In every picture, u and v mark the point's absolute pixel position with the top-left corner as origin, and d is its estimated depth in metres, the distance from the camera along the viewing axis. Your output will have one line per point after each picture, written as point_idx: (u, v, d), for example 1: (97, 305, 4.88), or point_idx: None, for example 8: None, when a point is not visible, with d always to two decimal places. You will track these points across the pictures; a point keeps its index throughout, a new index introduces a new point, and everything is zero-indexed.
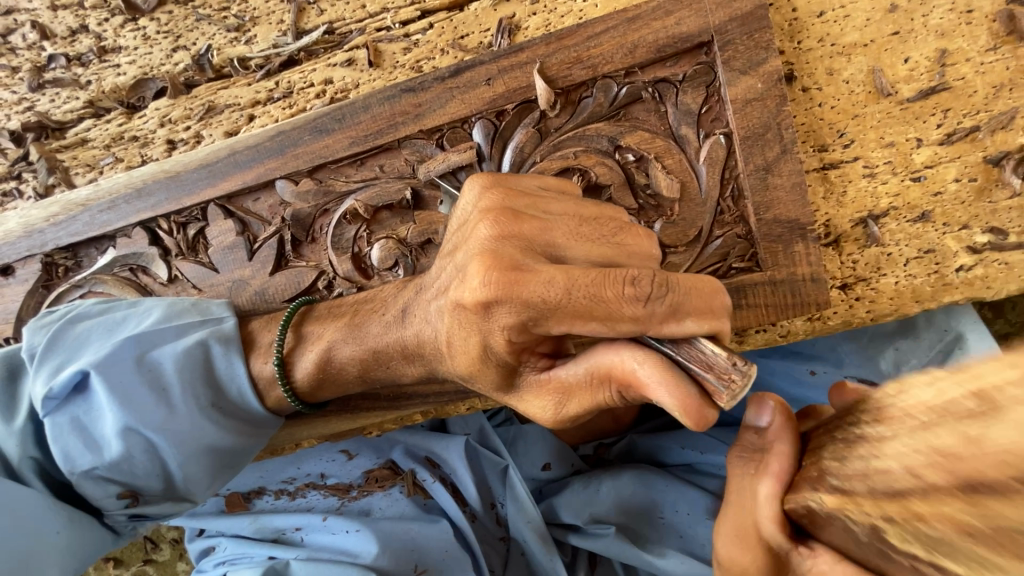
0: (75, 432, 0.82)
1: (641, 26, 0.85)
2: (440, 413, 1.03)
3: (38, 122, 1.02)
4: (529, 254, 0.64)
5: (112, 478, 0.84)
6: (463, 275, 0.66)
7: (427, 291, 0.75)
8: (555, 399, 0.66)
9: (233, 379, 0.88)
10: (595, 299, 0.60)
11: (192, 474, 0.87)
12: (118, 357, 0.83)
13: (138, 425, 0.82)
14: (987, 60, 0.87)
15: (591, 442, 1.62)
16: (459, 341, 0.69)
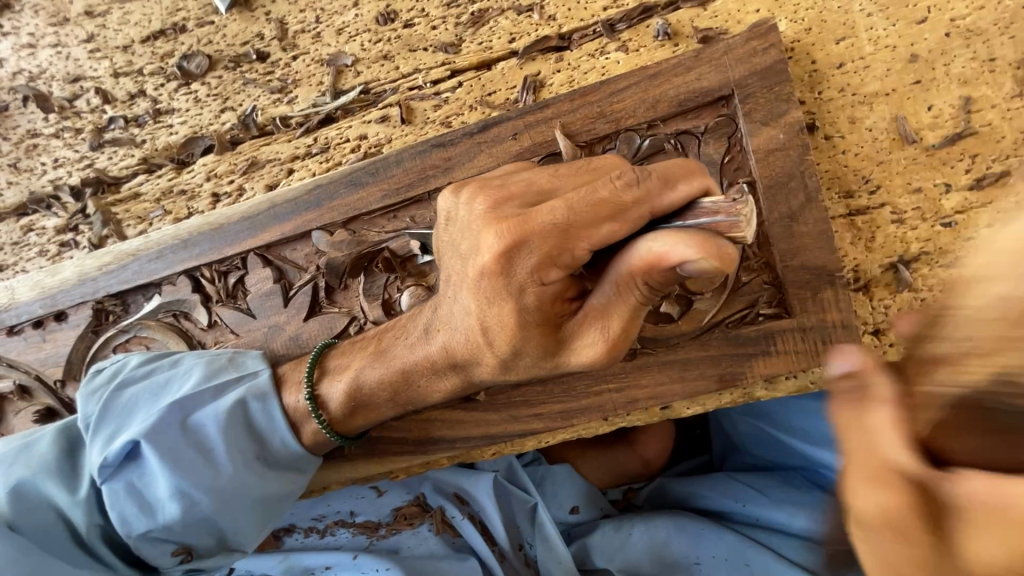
0: (132, 497, 0.86)
1: (663, 82, 0.88)
2: (466, 459, 1.03)
3: (96, 178, 1.10)
4: (524, 205, 0.69)
5: (168, 539, 0.88)
6: (476, 247, 0.68)
7: (448, 298, 0.77)
8: (598, 321, 0.67)
9: (274, 431, 0.91)
10: (595, 201, 0.64)
11: (240, 528, 0.90)
12: (165, 422, 0.87)
13: (189, 486, 0.85)
14: (1014, 106, 0.87)
15: (620, 486, 1.58)
16: (493, 315, 0.69)
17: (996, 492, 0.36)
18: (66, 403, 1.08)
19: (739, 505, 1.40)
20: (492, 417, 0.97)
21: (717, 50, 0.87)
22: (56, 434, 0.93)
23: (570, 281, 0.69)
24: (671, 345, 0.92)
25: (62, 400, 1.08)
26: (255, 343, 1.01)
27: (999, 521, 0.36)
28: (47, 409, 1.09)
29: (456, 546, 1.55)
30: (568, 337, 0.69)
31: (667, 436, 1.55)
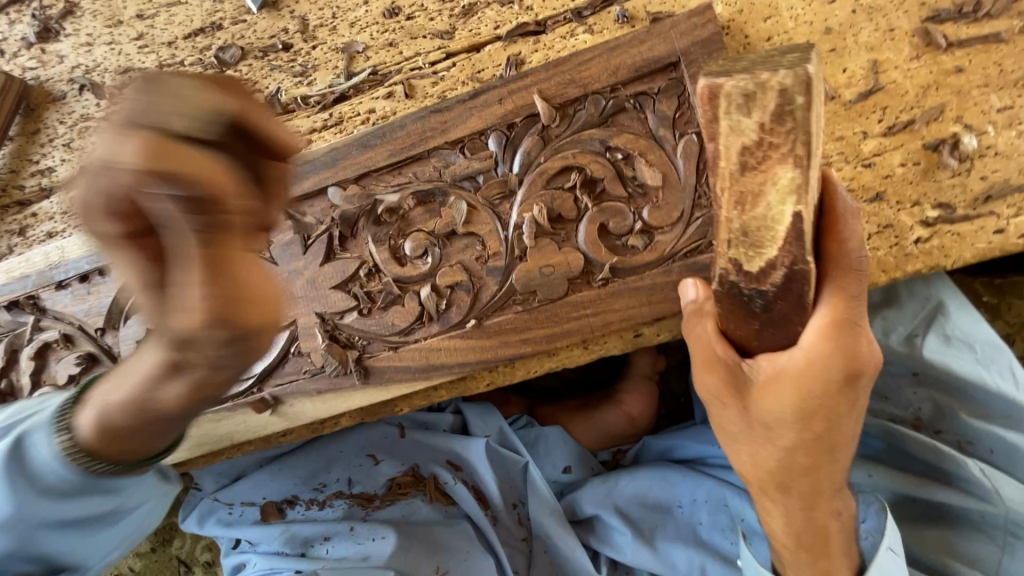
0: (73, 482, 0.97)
1: (622, 53, 1.06)
2: (464, 387, 1.17)
3: None
4: (160, 149, 0.57)
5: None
6: (95, 200, 0.59)
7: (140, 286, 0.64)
8: (185, 308, 0.60)
9: (38, 462, 0.95)
10: (197, 163, 0.58)
11: (52, 542, 1.02)
12: None
13: None
14: (913, 67, 1.05)
15: (609, 448, 1.69)
16: (187, 307, 0.59)
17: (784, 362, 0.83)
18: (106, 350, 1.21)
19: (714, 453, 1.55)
20: (485, 344, 1.10)
21: (666, 25, 1.05)
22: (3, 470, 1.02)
23: (151, 260, 0.63)
24: (637, 273, 1.07)
25: (102, 347, 1.21)
26: (278, 287, 1.16)
27: (822, 362, 0.81)
28: (87, 355, 1.21)
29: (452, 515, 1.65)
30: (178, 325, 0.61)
31: (651, 397, 1.65)
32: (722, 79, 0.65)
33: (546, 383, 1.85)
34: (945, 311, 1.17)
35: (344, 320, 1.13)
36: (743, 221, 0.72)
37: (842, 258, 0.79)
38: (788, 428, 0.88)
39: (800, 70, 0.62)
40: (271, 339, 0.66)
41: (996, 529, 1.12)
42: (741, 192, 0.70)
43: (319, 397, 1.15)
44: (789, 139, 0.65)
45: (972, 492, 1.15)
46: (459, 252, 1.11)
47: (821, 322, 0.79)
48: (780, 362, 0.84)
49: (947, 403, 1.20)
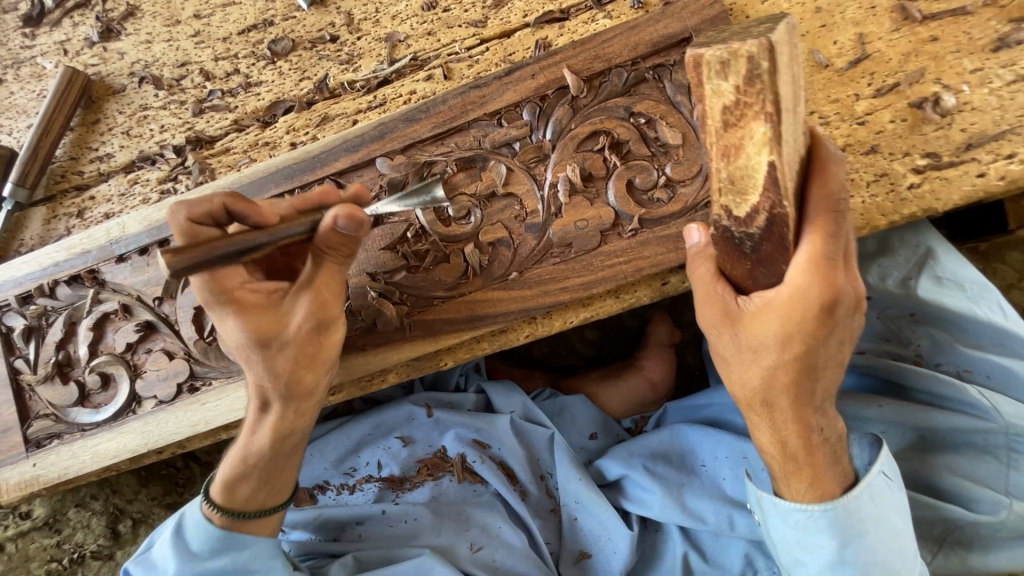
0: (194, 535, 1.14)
1: (641, 31, 1.20)
2: (505, 339, 1.25)
3: (195, 137, 1.36)
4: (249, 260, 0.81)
5: None
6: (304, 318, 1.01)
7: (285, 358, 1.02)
8: (274, 373, 1.03)
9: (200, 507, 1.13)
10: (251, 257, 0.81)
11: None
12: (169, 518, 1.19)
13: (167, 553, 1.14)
14: (894, 37, 1.20)
15: (632, 416, 1.78)
16: (309, 357, 1.04)
17: (779, 296, 0.92)
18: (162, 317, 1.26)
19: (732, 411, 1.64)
20: (526, 294, 1.19)
21: (678, 6, 1.19)
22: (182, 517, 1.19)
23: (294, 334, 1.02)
24: (663, 223, 1.18)
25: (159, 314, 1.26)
26: None
27: (802, 295, 0.90)
28: (144, 323, 1.26)
29: (478, 492, 1.65)
30: (275, 395, 1.05)
31: (670, 364, 1.77)
32: (702, 49, 0.75)
33: (567, 361, 1.94)
34: (936, 257, 1.30)
35: (392, 279, 1.21)
36: (729, 170, 0.82)
37: (822, 201, 0.90)
38: (770, 349, 0.96)
39: (763, 39, 0.73)
40: (335, 306, 1.01)
41: (1000, 447, 1.27)
42: (725, 145, 0.81)
43: (367, 352, 1.22)
44: (760, 98, 0.75)
45: (977, 414, 1.28)
46: (499, 212, 1.21)
47: (802, 264, 0.88)
48: (767, 296, 0.94)
49: (943, 337, 1.34)
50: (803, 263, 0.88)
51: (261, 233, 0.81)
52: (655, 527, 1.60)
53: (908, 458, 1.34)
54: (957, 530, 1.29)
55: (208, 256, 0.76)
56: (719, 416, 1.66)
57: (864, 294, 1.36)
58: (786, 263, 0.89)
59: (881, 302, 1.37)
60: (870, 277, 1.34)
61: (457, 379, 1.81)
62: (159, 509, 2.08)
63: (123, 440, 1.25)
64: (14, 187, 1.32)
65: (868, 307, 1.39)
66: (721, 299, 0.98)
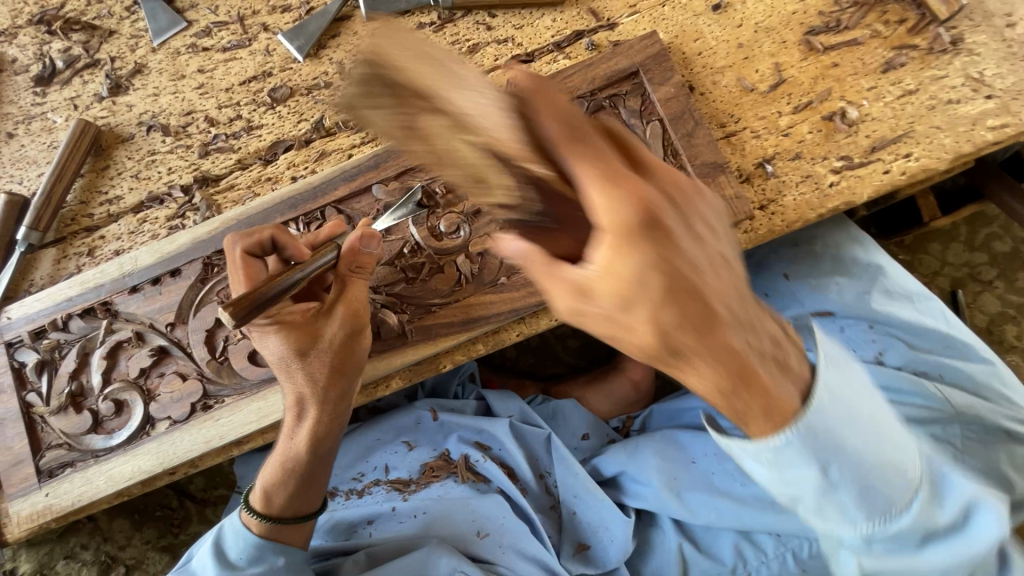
0: (232, 543, 1.26)
1: (596, 67, 1.41)
2: (496, 339, 1.37)
3: (201, 176, 1.49)
4: (288, 285, 0.99)
5: None
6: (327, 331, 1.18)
7: (303, 366, 1.18)
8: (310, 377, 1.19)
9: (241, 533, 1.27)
10: (283, 287, 0.98)
11: None
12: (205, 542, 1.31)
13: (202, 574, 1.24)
14: (803, 65, 1.44)
15: (619, 416, 1.92)
16: (334, 368, 1.19)
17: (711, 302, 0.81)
18: (175, 341, 1.35)
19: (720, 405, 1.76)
20: (513, 295, 1.33)
21: (625, 47, 1.41)
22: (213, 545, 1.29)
23: (323, 350, 1.17)
24: None
25: (172, 339, 1.35)
26: None
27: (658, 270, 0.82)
28: (158, 348, 1.35)
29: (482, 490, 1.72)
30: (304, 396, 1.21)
31: (649, 365, 1.93)
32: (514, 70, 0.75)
33: (553, 370, 2.08)
34: (884, 272, 1.55)
35: (391, 289, 1.33)
36: None
37: (593, 170, 0.77)
38: None
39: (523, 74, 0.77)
40: (363, 314, 1.19)
41: (956, 436, 1.40)
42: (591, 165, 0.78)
43: (372, 359, 1.32)
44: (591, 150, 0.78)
45: (930, 404, 1.42)
46: (485, 225, 1.36)
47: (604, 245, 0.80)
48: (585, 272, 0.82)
49: (901, 342, 1.52)
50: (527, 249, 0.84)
51: (297, 270, 1.02)
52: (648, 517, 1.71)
53: None
54: None
55: (262, 298, 0.93)
56: (697, 419, 1.79)
57: (829, 308, 1.55)
58: (624, 206, 0.78)
59: (845, 317, 1.55)
60: (830, 292, 1.56)
61: (455, 388, 1.92)
62: (153, 553, 2.05)
63: (137, 462, 1.31)
64: (28, 230, 1.42)
65: (832, 320, 1.56)
66: (586, 297, 0.84)
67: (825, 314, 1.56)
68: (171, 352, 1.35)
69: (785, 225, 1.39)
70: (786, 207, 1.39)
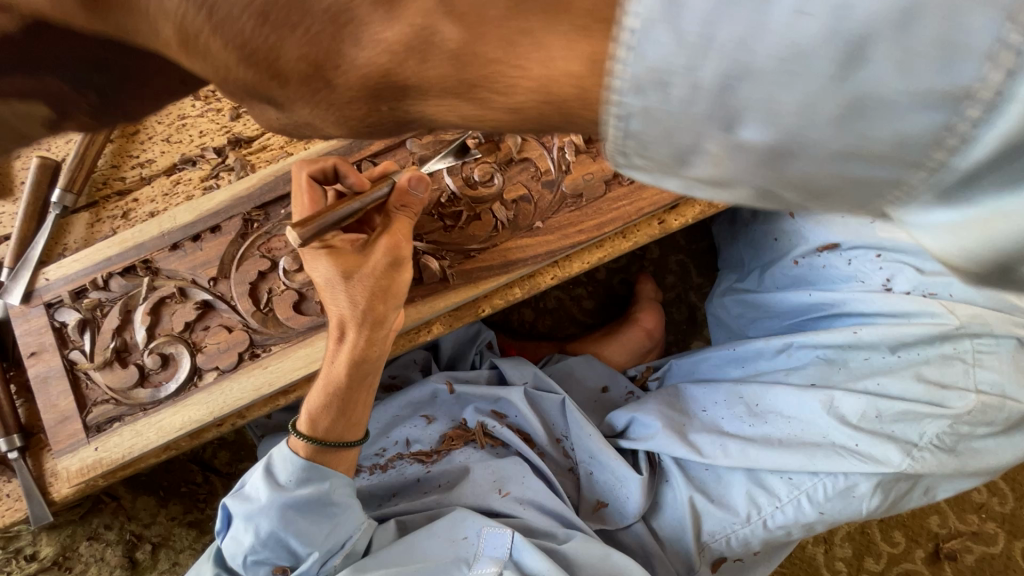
0: (286, 467, 1.39)
1: None
2: (532, 283, 1.45)
3: (233, 138, 1.52)
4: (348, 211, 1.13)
5: (262, 548, 1.38)
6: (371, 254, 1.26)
7: (345, 287, 1.26)
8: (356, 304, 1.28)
9: (289, 466, 1.40)
10: (345, 213, 1.11)
11: (289, 528, 1.38)
12: (256, 474, 1.44)
13: (257, 504, 1.38)
14: None
15: (638, 366, 2.05)
16: (376, 292, 1.26)
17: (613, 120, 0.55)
18: (219, 296, 1.39)
19: (735, 351, 1.90)
20: (549, 238, 1.40)
21: None
22: (263, 469, 1.42)
23: (366, 270, 1.25)
24: None
25: (215, 293, 1.38)
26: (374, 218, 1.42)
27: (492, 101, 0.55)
28: (202, 302, 1.38)
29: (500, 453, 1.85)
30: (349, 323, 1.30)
31: (660, 315, 2.04)
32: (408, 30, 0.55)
33: (569, 330, 2.16)
34: None
35: (430, 236, 1.39)
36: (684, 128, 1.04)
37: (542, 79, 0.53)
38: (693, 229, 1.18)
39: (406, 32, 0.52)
40: (406, 247, 1.29)
41: (966, 351, 1.57)
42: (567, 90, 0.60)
43: (417, 304, 1.38)
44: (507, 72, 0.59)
45: (937, 320, 1.59)
46: (518, 174, 1.43)
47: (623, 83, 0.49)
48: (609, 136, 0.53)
49: (909, 267, 1.69)
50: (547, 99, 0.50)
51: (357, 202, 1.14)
52: (660, 474, 1.79)
53: (893, 376, 1.60)
54: (945, 431, 1.53)
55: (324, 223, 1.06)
56: (712, 371, 1.94)
57: (833, 244, 1.80)
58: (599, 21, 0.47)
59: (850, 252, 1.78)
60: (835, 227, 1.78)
61: (473, 356, 2.01)
62: (179, 529, 2.06)
63: (187, 412, 1.33)
64: (63, 193, 1.42)
65: (837, 255, 1.80)
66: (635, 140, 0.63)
67: (830, 249, 1.81)
68: (215, 306, 1.38)
69: None
70: None
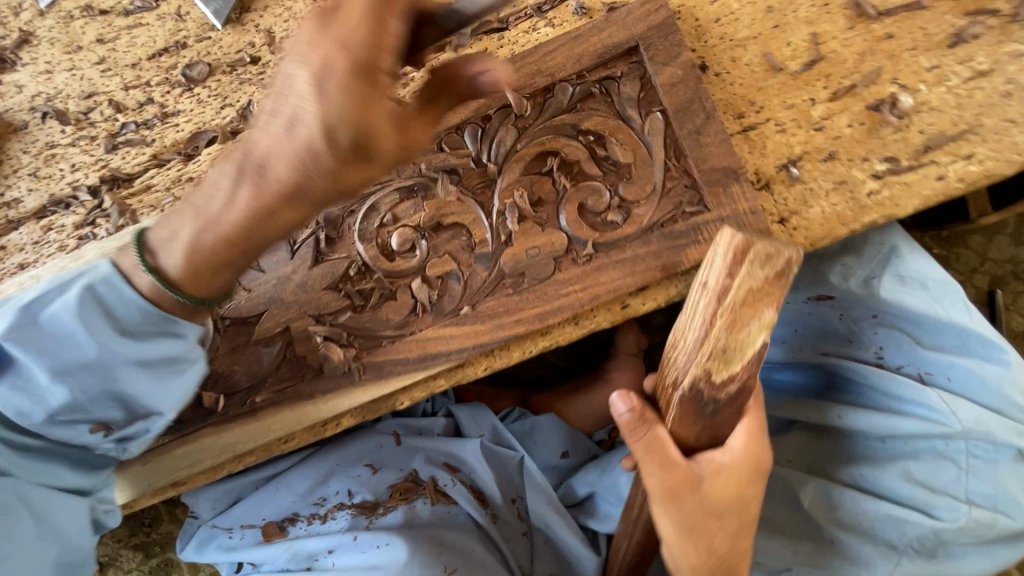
0: (72, 309, 0.88)
1: (583, 41, 1.12)
2: (462, 374, 1.19)
3: (110, 176, 1.24)
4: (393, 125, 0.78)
5: (72, 419, 0.95)
6: (315, 93, 0.72)
7: (264, 132, 0.76)
8: (320, 86, 0.71)
9: (120, 302, 0.89)
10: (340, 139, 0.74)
11: (134, 390, 0.94)
12: (19, 324, 0.88)
13: (49, 368, 0.88)
14: (848, 36, 1.14)
15: (603, 429, 1.75)
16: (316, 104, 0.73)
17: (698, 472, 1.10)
18: None
19: None
20: (478, 327, 1.13)
21: (622, 13, 1.12)
22: (76, 289, 0.89)
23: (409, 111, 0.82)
24: (619, 246, 1.11)
25: None
26: (266, 293, 1.14)
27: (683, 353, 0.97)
28: None
29: (452, 514, 1.57)
30: (291, 102, 0.74)
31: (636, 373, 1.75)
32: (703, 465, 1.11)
33: (537, 373, 1.92)
34: (899, 254, 1.32)
35: (338, 321, 1.14)
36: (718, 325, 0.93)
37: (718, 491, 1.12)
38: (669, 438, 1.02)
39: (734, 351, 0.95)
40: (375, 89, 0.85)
41: (958, 452, 1.21)
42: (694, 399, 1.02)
43: (318, 400, 1.15)
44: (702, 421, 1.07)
45: (933, 418, 1.22)
46: (446, 242, 1.13)
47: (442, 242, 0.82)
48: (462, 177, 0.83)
49: (905, 337, 1.32)
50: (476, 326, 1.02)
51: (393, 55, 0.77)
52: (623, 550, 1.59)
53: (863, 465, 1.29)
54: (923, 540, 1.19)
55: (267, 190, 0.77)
56: None
57: (827, 293, 1.37)
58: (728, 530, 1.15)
59: (844, 304, 1.36)
60: (832, 276, 1.36)
61: (424, 405, 1.79)
62: (124, 555, 1.98)
63: None
64: None
65: (829, 306, 1.38)
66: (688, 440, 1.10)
67: (823, 298, 1.38)
68: None
69: (810, 243, 1.14)
70: (812, 221, 1.13)
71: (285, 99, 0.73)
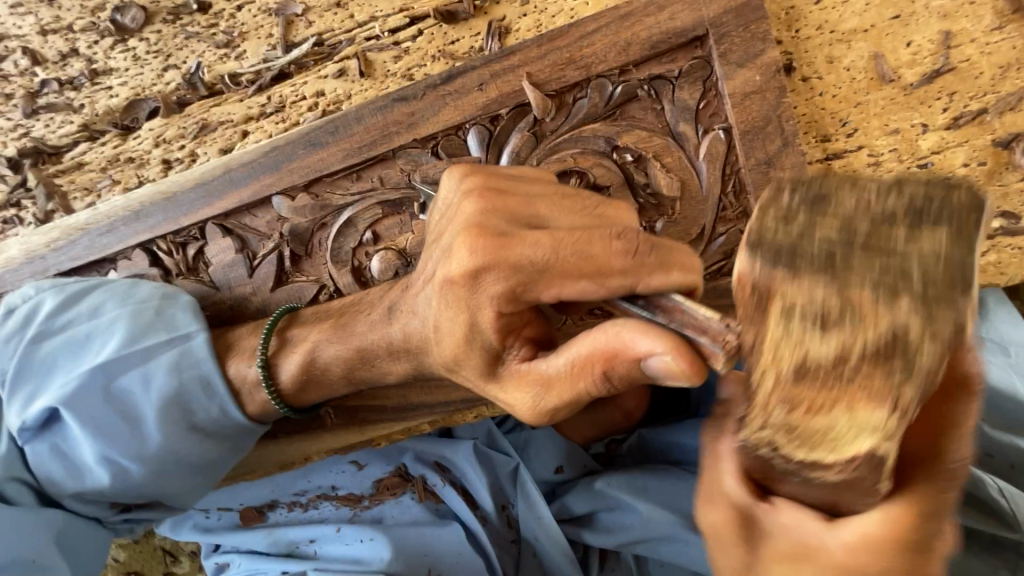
0: (152, 385, 0.86)
1: (634, 23, 0.84)
2: (448, 422, 1.01)
3: (33, 148, 1.02)
4: (514, 223, 0.65)
5: (100, 496, 0.89)
6: (449, 252, 0.66)
7: (415, 283, 0.75)
8: (446, 253, 0.67)
9: (211, 401, 0.89)
10: (583, 256, 0.61)
11: (177, 485, 0.90)
12: (86, 388, 0.85)
13: (114, 454, 0.85)
14: (992, 40, 0.84)
15: (602, 441, 1.37)
16: (446, 323, 0.68)
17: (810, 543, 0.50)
18: None
19: None
20: None
21: None
22: (132, 355, 0.86)
23: (525, 313, 0.67)
24: None
25: None
26: (222, 315, 0.98)
27: (582, 266, 0.61)
28: None
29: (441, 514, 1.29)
30: (441, 240, 0.69)
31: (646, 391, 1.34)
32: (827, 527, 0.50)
33: None
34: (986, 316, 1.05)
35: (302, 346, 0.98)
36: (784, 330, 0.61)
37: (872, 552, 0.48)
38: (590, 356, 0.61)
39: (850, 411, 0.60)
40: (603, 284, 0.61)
41: None
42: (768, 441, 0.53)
43: (280, 440, 1.03)
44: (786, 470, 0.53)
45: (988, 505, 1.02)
46: None
47: (672, 334, 0.56)
48: (554, 363, 0.63)
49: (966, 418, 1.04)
50: (677, 366, 0.55)
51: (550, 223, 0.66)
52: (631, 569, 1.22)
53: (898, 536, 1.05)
54: None
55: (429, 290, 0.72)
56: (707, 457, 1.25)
57: None
58: None
59: None
60: None
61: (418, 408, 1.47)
62: None
63: None
64: None
65: None
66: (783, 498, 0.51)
67: None
68: None
69: None
70: None
71: (434, 256, 0.70)
